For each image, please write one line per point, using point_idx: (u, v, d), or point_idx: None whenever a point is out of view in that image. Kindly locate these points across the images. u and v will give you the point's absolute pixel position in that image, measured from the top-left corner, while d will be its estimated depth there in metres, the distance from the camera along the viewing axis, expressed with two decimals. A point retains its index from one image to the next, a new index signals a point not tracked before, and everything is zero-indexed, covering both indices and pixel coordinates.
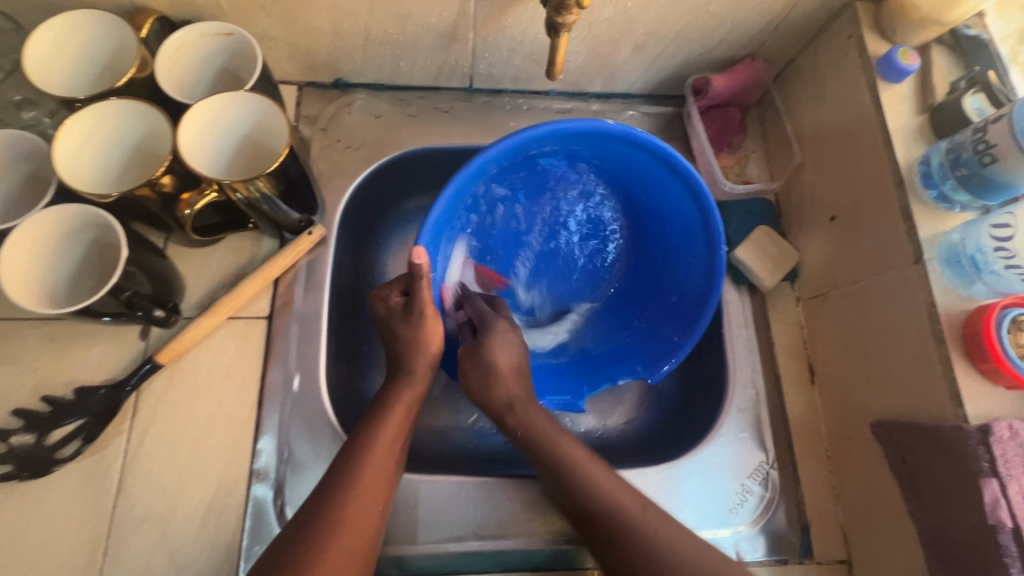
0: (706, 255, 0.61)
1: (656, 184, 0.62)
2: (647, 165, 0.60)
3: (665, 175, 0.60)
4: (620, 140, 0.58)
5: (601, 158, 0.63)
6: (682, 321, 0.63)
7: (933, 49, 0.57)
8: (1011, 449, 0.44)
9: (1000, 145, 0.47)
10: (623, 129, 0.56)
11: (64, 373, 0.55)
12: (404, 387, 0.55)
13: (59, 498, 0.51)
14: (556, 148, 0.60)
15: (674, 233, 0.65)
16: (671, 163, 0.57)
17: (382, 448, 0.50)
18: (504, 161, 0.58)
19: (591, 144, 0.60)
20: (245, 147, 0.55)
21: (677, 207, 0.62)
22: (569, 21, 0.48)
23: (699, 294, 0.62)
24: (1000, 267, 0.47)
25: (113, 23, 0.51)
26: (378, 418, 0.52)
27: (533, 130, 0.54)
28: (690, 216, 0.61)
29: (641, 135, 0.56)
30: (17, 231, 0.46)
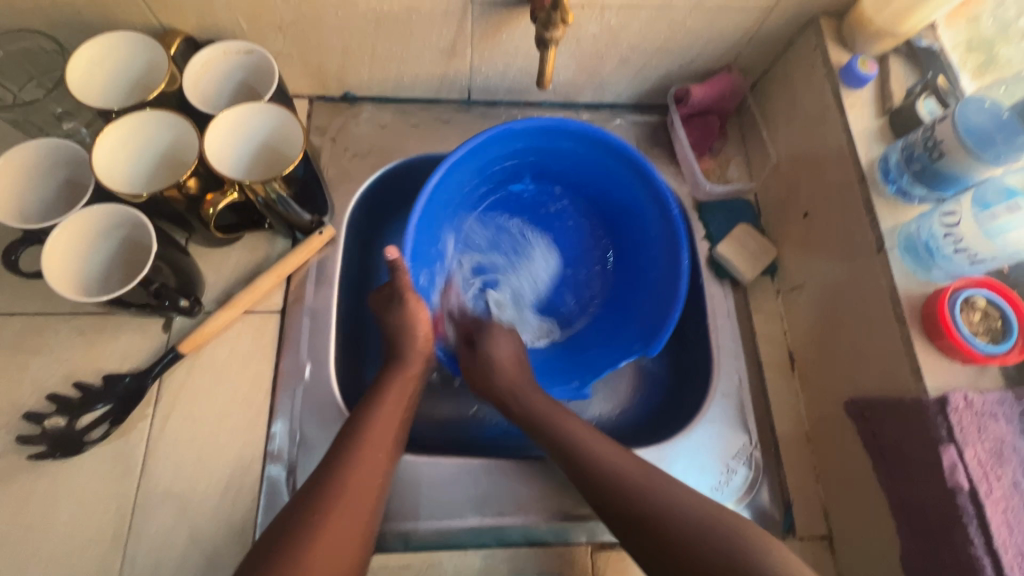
0: (666, 224, 0.68)
1: (610, 176, 0.72)
2: (594, 157, 0.71)
3: (608, 159, 0.70)
4: (563, 135, 0.69)
5: (557, 166, 0.74)
6: (665, 292, 0.67)
7: (891, 58, 0.62)
8: (966, 417, 0.48)
9: (947, 141, 0.52)
10: (558, 123, 0.67)
11: (93, 361, 0.59)
12: (398, 375, 0.60)
13: (89, 476, 0.55)
14: (517, 160, 0.72)
15: (637, 219, 0.73)
16: (609, 145, 0.68)
17: (382, 426, 0.54)
18: (476, 171, 0.71)
19: (543, 151, 0.72)
20: (262, 154, 0.61)
21: (630, 189, 0.71)
22: (556, 36, 0.54)
23: (672, 265, 0.67)
24: (950, 251, 0.52)
25: (144, 42, 0.56)
26: (375, 399, 0.56)
27: (489, 131, 0.65)
28: (642, 191, 0.69)
29: (574, 125, 0.67)
30: (60, 228, 0.51)
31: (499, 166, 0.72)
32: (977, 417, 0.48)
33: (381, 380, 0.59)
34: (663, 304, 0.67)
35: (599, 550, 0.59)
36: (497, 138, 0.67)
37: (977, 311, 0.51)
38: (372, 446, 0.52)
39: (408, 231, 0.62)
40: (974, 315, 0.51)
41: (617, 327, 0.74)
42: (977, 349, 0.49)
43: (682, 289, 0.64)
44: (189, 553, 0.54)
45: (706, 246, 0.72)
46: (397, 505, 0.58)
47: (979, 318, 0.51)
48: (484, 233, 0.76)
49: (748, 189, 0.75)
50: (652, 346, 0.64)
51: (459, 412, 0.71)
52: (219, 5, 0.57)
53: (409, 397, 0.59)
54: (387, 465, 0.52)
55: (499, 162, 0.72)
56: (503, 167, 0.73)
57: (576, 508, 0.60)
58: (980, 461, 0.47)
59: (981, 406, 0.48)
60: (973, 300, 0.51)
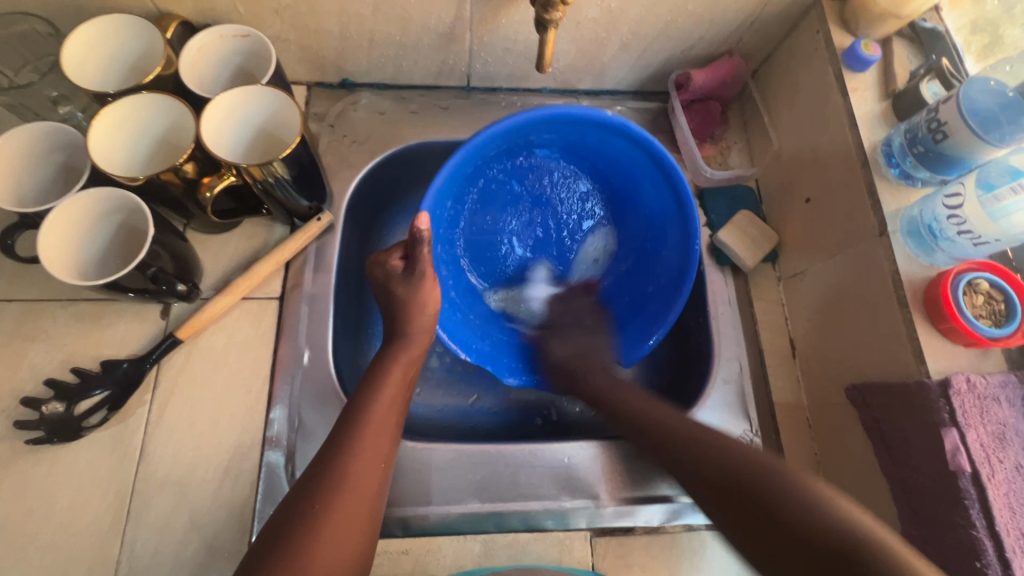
0: (677, 230, 0.67)
1: (643, 180, 0.70)
2: (634, 158, 0.68)
3: (644, 159, 0.67)
4: (618, 134, 0.66)
5: (593, 150, 0.71)
6: (657, 301, 0.69)
7: (894, 41, 0.61)
8: (969, 401, 0.47)
9: (951, 122, 0.51)
10: (620, 123, 0.64)
11: (91, 347, 0.59)
12: (395, 356, 0.58)
13: (88, 461, 0.55)
14: (549, 138, 0.69)
15: (653, 224, 0.72)
16: (655, 153, 0.65)
17: (385, 407, 0.53)
18: (502, 146, 0.67)
19: (580, 134, 0.68)
20: (260, 138, 0.60)
21: (655, 196, 0.70)
22: (556, 17, 0.53)
23: (673, 277, 0.67)
24: (953, 233, 0.51)
25: (139, 25, 0.56)
26: (378, 382, 0.55)
27: (535, 112, 0.62)
28: (664, 199, 0.68)
29: (635, 129, 0.64)
30: (55, 211, 0.50)
31: (530, 141, 0.69)
32: (980, 401, 0.47)
33: (380, 363, 0.58)
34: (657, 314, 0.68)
35: (599, 536, 0.59)
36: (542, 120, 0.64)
37: (980, 294, 0.51)
38: (377, 430, 0.51)
39: (427, 193, 0.61)
40: (977, 298, 0.50)
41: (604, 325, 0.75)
42: (981, 332, 0.48)
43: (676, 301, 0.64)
44: (189, 538, 0.54)
45: (707, 233, 0.72)
46: (396, 491, 0.58)
47: (983, 301, 0.51)
48: (494, 207, 0.74)
49: (749, 175, 0.74)
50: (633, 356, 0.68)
51: (459, 400, 0.71)
52: None
53: (410, 377, 0.58)
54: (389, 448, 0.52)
55: (530, 139, 0.68)
56: (535, 142, 0.69)
57: (577, 494, 0.60)
58: (983, 445, 0.46)
59: (983, 389, 0.48)
60: (976, 283, 0.51)
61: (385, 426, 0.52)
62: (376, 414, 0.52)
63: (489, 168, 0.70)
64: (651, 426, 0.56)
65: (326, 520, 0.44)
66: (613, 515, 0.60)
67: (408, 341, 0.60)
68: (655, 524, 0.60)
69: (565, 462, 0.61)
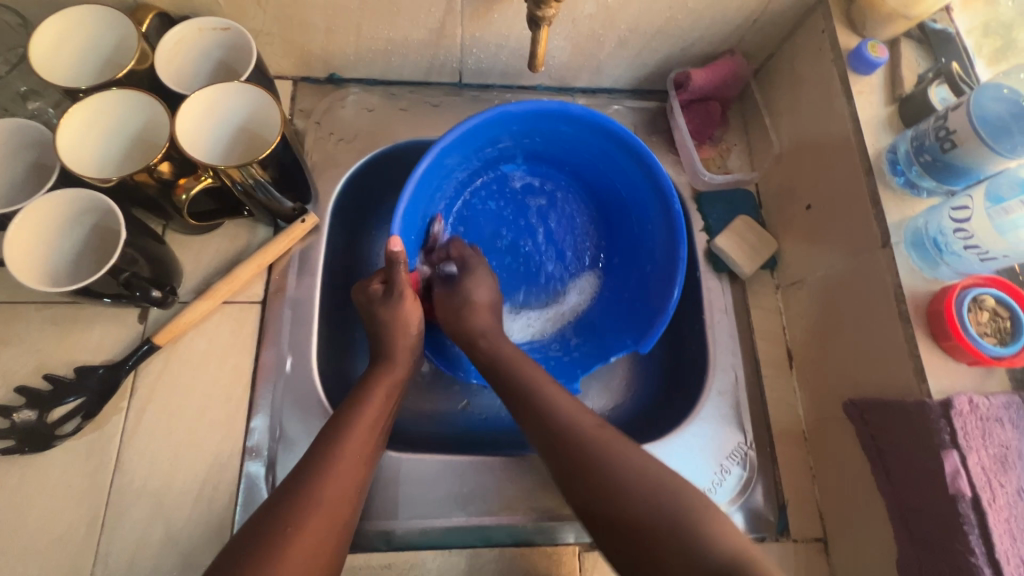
0: (664, 213, 0.66)
1: (612, 166, 0.70)
2: (592, 142, 0.69)
3: (607, 144, 0.68)
4: (562, 120, 0.67)
5: (552, 149, 0.72)
6: (658, 289, 0.67)
7: (902, 42, 0.59)
8: (971, 422, 0.45)
9: (960, 131, 0.49)
10: (560, 107, 0.64)
11: (66, 353, 0.57)
12: (381, 375, 0.57)
13: (61, 470, 0.54)
14: (511, 142, 0.70)
15: (637, 210, 0.71)
16: (611, 131, 0.66)
17: (366, 427, 0.52)
18: (467, 152, 0.68)
19: (539, 133, 0.69)
20: (240, 138, 0.58)
21: (632, 178, 0.69)
22: (549, 14, 0.51)
23: (668, 261, 0.66)
24: (959, 247, 0.48)
25: (111, 16, 0.53)
26: (359, 401, 0.53)
27: (482, 114, 0.63)
28: (640, 179, 0.68)
29: (577, 109, 0.64)
30: (21, 214, 0.48)
31: (492, 147, 0.70)
32: (982, 422, 0.46)
33: (365, 380, 0.56)
34: (661, 293, 0.66)
35: (588, 551, 0.57)
36: (492, 120, 0.65)
37: (985, 311, 0.49)
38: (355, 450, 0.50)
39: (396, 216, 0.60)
40: (982, 315, 0.49)
41: (615, 317, 0.72)
42: (985, 351, 0.47)
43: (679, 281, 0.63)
44: (165, 551, 0.53)
45: (705, 239, 0.70)
46: (379, 504, 0.57)
47: (988, 318, 0.49)
48: (477, 218, 0.74)
49: (749, 179, 0.72)
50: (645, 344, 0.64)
51: (447, 405, 0.69)
52: None
53: (395, 399, 0.57)
54: (363, 471, 0.50)
55: (493, 144, 0.70)
56: (496, 149, 0.71)
57: (565, 508, 0.58)
58: (984, 469, 0.45)
59: (986, 410, 0.46)
60: (981, 299, 0.49)
61: (363, 446, 0.51)
62: (356, 436, 0.51)
63: (457, 176, 0.71)
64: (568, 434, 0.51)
65: (293, 543, 0.42)
66: None
67: (394, 359, 0.58)
68: None
69: (553, 475, 0.59)
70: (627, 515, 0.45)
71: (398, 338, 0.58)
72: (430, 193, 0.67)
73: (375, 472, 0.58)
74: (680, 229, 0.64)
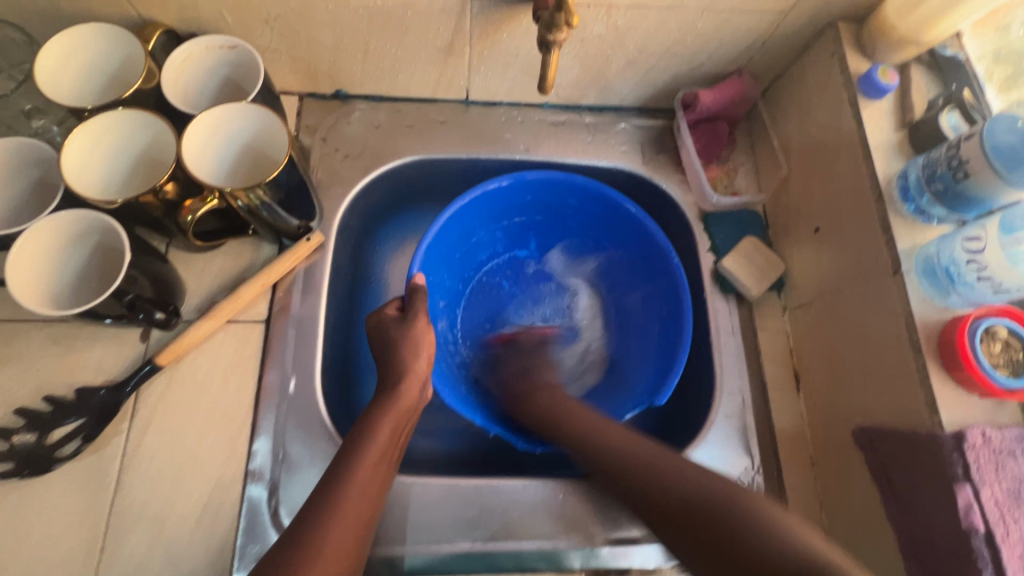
0: (665, 268, 0.68)
1: (614, 231, 0.74)
2: (596, 211, 0.73)
3: (608, 210, 0.72)
4: (568, 191, 0.71)
5: (559, 223, 0.77)
6: (667, 344, 0.68)
7: (912, 67, 0.59)
8: (983, 455, 0.45)
9: (972, 161, 0.49)
10: (565, 176, 0.69)
11: (66, 373, 0.56)
12: (388, 400, 0.56)
13: (60, 494, 0.53)
14: (524, 219, 0.76)
15: (642, 274, 0.73)
16: (607, 198, 0.70)
17: (374, 457, 0.52)
18: (486, 222, 0.74)
19: (549, 207, 0.74)
20: (246, 156, 0.57)
21: (632, 242, 0.73)
22: (560, 38, 0.50)
23: (673, 314, 0.67)
24: (972, 278, 0.49)
25: (118, 34, 0.52)
26: (369, 428, 0.53)
27: (495, 180, 0.68)
28: (645, 247, 0.71)
29: (580, 178, 0.69)
30: (24, 236, 0.47)
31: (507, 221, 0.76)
32: (995, 456, 0.46)
33: (374, 406, 0.56)
34: (670, 355, 0.66)
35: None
36: (501, 188, 0.69)
37: (998, 342, 0.48)
38: (364, 480, 0.50)
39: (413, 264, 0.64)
40: (995, 346, 0.48)
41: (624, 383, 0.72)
42: (997, 383, 0.46)
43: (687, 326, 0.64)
44: None
45: (712, 259, 0.69)
46: (384, 529, 0.56)
47: (1000, 349, 0.48)
48: (488, 290, 0.78)
49: (756, 200, 0.72)
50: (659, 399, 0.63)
51: (451, 424, 0.69)
52: None
53: (402, 433, 0.56)
54: (374, 501, 0.50)
55: (506, 217, 0.75)
56: (509, 222, 0.76)
57: (572, 533, 0.58)
58: (997, 503, 0.44)
59: (998, 443, 0.46)
60: (993, 330, 0.49)
61: (371, 476, 0.51)
62: (364, 466, 0.51)
63: (472, 247, 0.76)
64: (612, 450, 0.55)
65: None
66: (609, 552, 0.58)
67: (401, 384, 0.58)
68: (649, 567, 0.58)
69: (559, 500, 0.59)
70: (662, 507, 0.49)
71: (407, 364, 0.58)
72: (442, 257, 0.71)
73: None
74: (682, 280, 0.66)
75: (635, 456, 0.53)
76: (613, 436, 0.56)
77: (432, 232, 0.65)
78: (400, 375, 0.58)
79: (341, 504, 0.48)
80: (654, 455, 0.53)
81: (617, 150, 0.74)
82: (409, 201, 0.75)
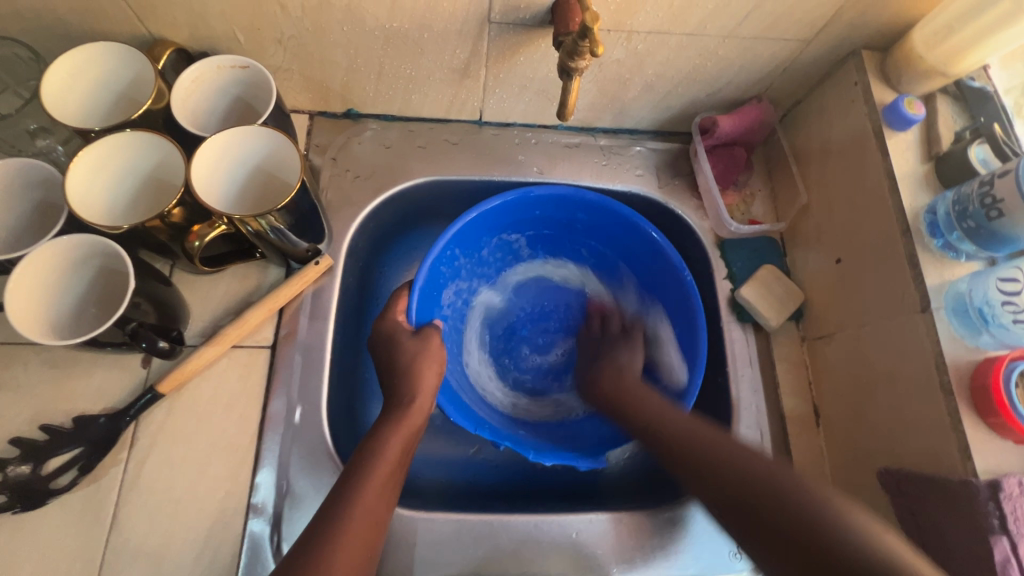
0: (679, 288, 0.67)
1: (625, 244, 0.72)
2: (607, 225, 0.71)
3: (618, 226, 0.70)
4: (578, 206, 0.69)
5: (570, 237, 0.75)
6: (681, 365, 0.66)
7: (938, 98, 0.58)
8: (1021, 506, 0.43)
9: (1007, 200, 0.47)
10: (574, 192, 0.67)
11: (63, 401, 0.54)
12: (403, 411, 0.55)
13: (55, 527, 0.51)
14: (534, 232, 0.74)
15: (656, 288, 0.71)
16: (619, 214, 0.68)
17: (386, 469, 0.50)
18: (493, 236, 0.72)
19: (558, 222, 0.73)
20: (257, 178, 0.56)
21: (645, 256, 0.71)
22: (582, 66, 0.49)
23: (688, 336, 0.66)
24: (1008, 320, 0.47)
25: (126, 51, 0.51)
26: (382, 439, 0.52)
27: (505, 195, 0.66)
28: (654, 262, 0.70)
29: (591, 195, 0.67)
30: (25, 262, 0.46)
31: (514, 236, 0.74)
32: None
33: (386, 418, 0.55)
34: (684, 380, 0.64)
35: None
36: (509, 202, 0.67)
37: None
38: (377, 489, 0.49)
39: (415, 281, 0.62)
40: None
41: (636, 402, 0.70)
42: None
43: (699, 351, 0.62)
44: None
45: (728, 287, 0.68)
46: (390, 568, 0.54)
47: None
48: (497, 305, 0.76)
49: (775, 228, 0.70)
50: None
51: (458, 452, 0.66)
52: (214, 13, 0.52)
53: (409, 450, 0.54)
54: (385, 511, 0.49)
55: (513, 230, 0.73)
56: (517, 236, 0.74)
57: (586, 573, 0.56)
58: None
59: None
60: None
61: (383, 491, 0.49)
62: (376, 477, 0.49)
63: (480, 264, 0.74)
64: (678, 432, 0.54)
65: None
66: None
67: (412, 397, 0.56)
68: None
69: (574, 537, 0.57)
70: (741, 492, 0.47)
71: (418, 376, 0.57)
72: (446, 270, 0.69)
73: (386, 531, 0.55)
74: (695, 301, 0.64)
75: (676, 430, 0.54)
76: (689, 419, 0.55)
77: (438, 245, 0.63)
78: (412, 390, 0.56)
79: (352, 517, 0.47)
80: (698, 429, 0.53)
81: (633, 174, 0.72)
82: (417, 221, 0.73)
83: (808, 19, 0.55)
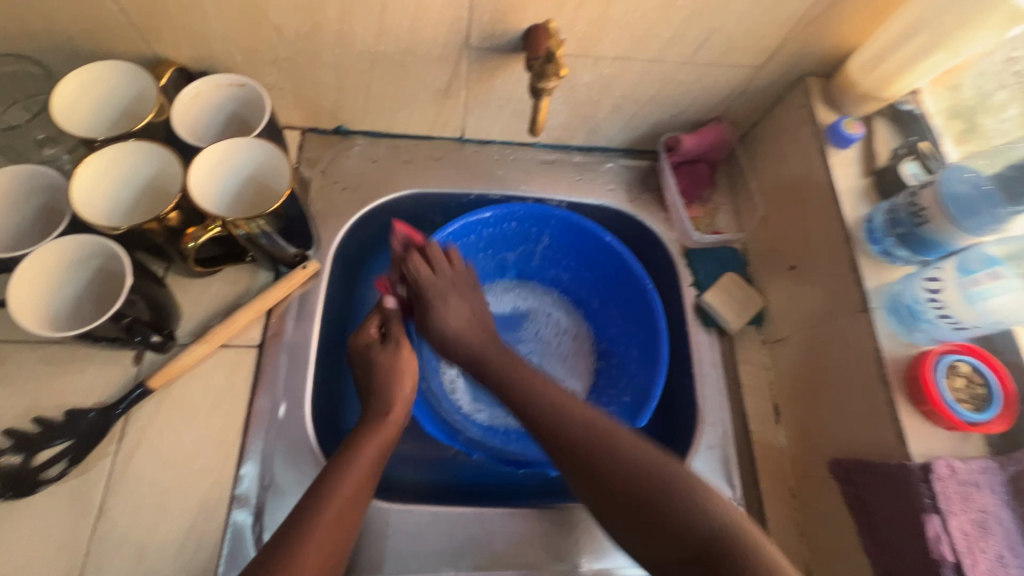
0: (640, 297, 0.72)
1: (592, 265, 0.77)
2: (573, 243, 0.76)
3: (585, 242, 0.75)
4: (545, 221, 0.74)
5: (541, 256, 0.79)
6: (643, 371, 0.71)
7: (876, 120, 0.63)
8: (950, 486, 0.47)
9: (930, 209, 0.53)
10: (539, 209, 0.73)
11: (56, 396, 0.57)
12: (375, 424, 0.58)
13: (42, 517, 0.53)
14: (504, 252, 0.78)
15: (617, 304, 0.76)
16: (582, 228, 0.73)
17: (357, 479, 0.53)
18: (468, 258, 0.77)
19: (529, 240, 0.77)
20: (248, 187, 0.60)
21: (608, 274, 0.76)
22: (549, 87, 0.54)
23: (647, 338, 0.71)
24: (934, 316, 0.52)
25: (134, 71, 0.55)
26: (352, 450, 0.55)
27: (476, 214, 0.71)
28: (617, 274, 0.75)
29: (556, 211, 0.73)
30: (29, 258, 0.49)
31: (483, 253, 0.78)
32: (961, 486, 0.48)
33: (360, 430, 0.57)
34: (649, 378, 0.69)
35: None
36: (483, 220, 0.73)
37: (960, 377, 0.51)
38: (351, 492, 0.52)
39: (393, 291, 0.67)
40: (957, 381, 0.51)
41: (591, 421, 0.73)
42: (960, 417, 0.49)
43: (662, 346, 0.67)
44: None
45: (694, 293, 0.72)
46: (368, 558, 0.56)
47: (962, 384, 0.51)
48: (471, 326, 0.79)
49: (736, 239, 0.75)
50: (640, 417, 0.64)
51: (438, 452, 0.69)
52: (216, 36, 0.57)
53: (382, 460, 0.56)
54: (355, 516, 0.52)
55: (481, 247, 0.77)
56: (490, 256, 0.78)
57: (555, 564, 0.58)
58: (964, 533, 0.46)
59: (964, 475, 0.48)
60: (956, 365, 0.51)
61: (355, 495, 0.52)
62: (346, 487, 0.52)
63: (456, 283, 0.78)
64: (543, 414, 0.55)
65: None
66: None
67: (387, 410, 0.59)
68: None
69: (545, 529, 0.59)
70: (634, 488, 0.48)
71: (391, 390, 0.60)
72: None
73: (365, 524, 0.57)
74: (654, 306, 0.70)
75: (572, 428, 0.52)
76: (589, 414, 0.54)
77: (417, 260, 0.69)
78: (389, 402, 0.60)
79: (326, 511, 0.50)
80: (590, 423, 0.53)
81: (604, 188, 0.77)
82: None
83: (756, 48, 0.61)
